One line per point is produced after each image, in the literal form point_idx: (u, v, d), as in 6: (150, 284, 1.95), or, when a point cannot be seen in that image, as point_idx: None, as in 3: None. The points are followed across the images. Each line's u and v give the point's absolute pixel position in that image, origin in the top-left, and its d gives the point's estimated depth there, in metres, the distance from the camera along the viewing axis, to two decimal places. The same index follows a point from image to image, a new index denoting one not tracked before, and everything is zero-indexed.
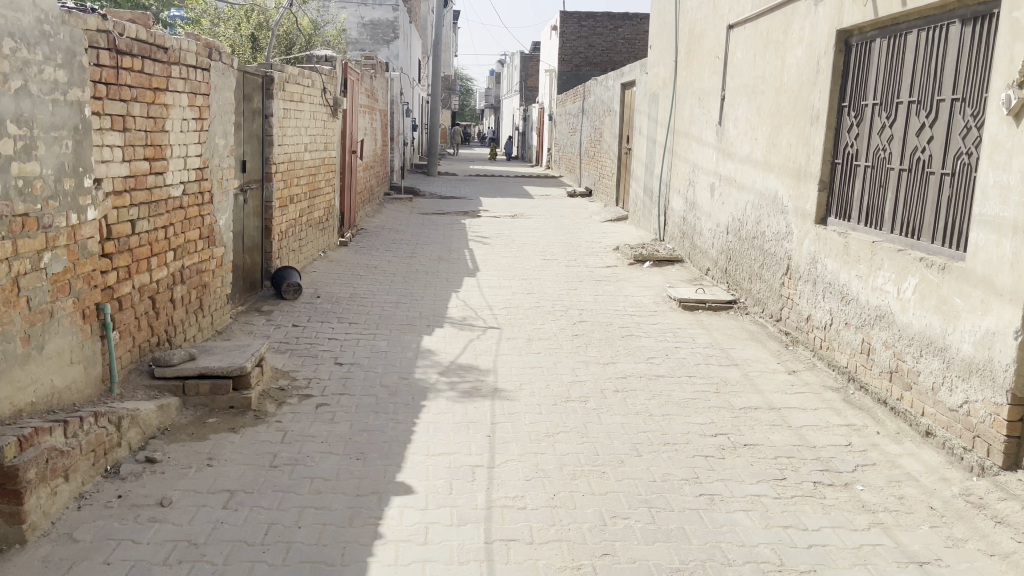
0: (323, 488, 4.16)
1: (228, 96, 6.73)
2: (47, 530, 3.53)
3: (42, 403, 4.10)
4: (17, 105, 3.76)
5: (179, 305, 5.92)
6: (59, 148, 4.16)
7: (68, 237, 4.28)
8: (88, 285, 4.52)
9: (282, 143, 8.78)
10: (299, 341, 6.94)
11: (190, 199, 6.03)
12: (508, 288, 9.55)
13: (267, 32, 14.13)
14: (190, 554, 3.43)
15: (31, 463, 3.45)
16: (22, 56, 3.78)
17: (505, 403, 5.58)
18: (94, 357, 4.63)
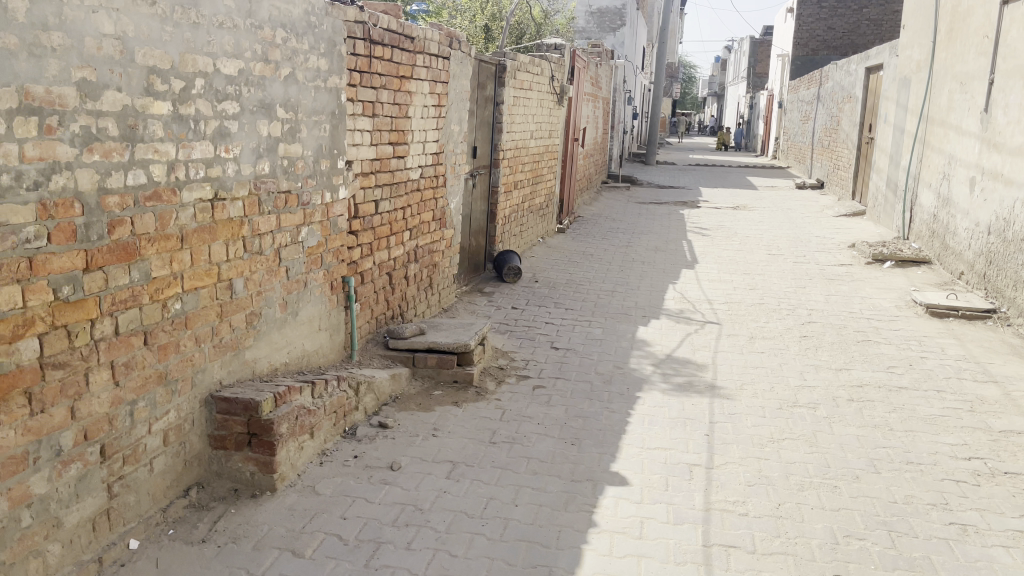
0: (539, 469, 4.21)
1: (464, 84, 6.99)
2: (294, 482, 3.86)
3: (294, 364, 4.49)
4: (285, 91, 4.11)
5: (412, 282, 6.26)
6: (319, 131, 4.50)
7: (322, 213, 4.64)
8: (336, 259, 4.88)
9: (510, 131, 9.01)
10: (518, 323, 7.11)
11: (427, 181, 6.33)
12: (731, 282, 9.16)
13: (500, 23, 14.57)
14: (416, 519, 3.60)
15: (284, 418, 3.76)
16: (292, 45, 4.12)
17: (725, 402, 5.34)
18: (338, 325, 5.00)
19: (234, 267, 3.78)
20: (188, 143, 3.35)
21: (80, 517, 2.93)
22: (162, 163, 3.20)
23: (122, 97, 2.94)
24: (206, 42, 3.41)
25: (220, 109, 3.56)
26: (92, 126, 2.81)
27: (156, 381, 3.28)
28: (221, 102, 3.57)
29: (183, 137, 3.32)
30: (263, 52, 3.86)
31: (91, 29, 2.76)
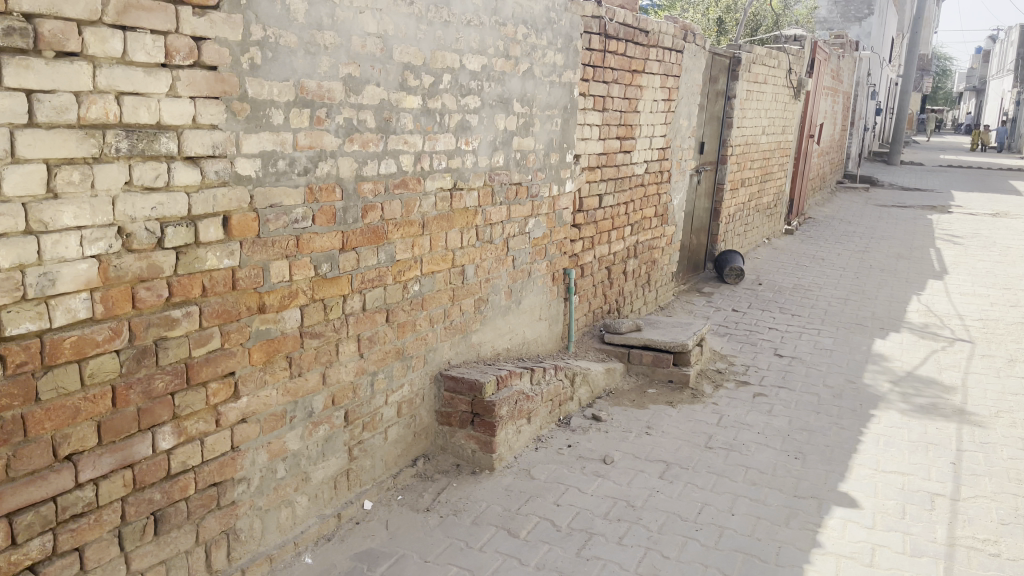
0: (758, 480, 4.02)
1: (696, 78, 6.82)
2: (510, 464, 3.98)
3: (515, 351, 4.63)
4: (523, 85, 4.23)
5: (630, 278, 6.23)
6: (551, 125, 4.60)
7: (549, 206, 4.74)
8: (559, 251, 4.96)
9: (741, 126, 8.67)
10: (739, 327, 6.85)
11: (652, 177, 6.26)
12: (987, 297, 8.21)
13: (735, 14, 14.06)
14: (628, 515, 3.58)
15: (505, 402, 3.88)
16: (531, 41, 4.23)
17: (975, 430, 4.80)
18: (557, 316, 5.09)
19: (466, 254, 3.96)
20: (433, 135, 3.55)
21: (324, 475, 3.17)
22: (410, 153, 3.42)
23: (379, 92, 3.17)
24: (455, 40, 3.59)
25: (463, 103, 3.74)
26: (354, 118, 3.05)
27: (393, 356, 3.52)
28: (465, 97, 3.74)
29: (430, 130, 3.53)
30: (504, 48, 4.00)
31: (357, 28, 2.99)
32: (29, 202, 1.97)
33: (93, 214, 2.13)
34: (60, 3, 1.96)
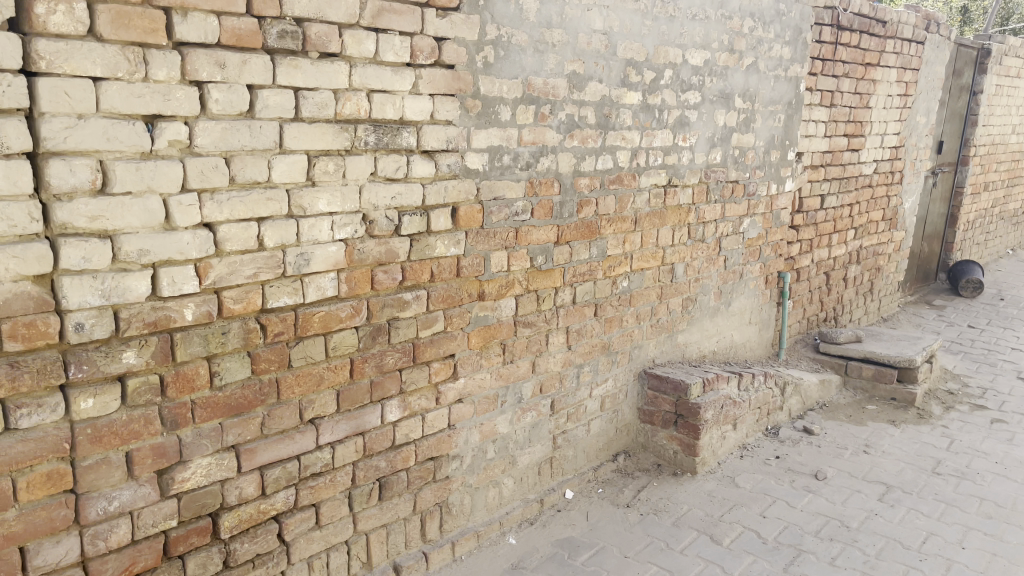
0: (995, 513, 3.64)
1: (938, 71, 6.25)
2: (713, 469, 3.88)
3: (721, 353, 4.51)
4: (746, 80, 4.09)
5: (850, 285, 5.85)
6: (773, 121, 4.42)
7: (766, 206, 4.56)
8: (775, 253, 4.76)
9: (988, 123, 7.84)
10: (975, 345, 6.21)
11: (881, 177, 5.83)
12: None
13: (984, 2, 12.74)
14: (842, 535, 3.37)
15: (711, 405, 3.78)
16: (757, 34, 4.08)
17: None
18: (769, 320, 4.89)
19: (678, 252, 3.91)
20: (651, 131, 3.53)
21: (530, 460, 3.26)
22: (627, 149, 3.43)
23: (602, 88, 3.20)
24: (679, 34, 3.54)
25: (683, 99, 3.68)
26: (576, 114, 3.11)
27: (600, 350, 3.54)
28: (685, 93, 3.69)
29: (648, 126, 3.51)
30: (729, 42, 3.89)
31: (585, 26, 3.04)
32: (291, 189, 2.17)
33: (343, 202, 2.30)
34: (326, 8, 2.14)
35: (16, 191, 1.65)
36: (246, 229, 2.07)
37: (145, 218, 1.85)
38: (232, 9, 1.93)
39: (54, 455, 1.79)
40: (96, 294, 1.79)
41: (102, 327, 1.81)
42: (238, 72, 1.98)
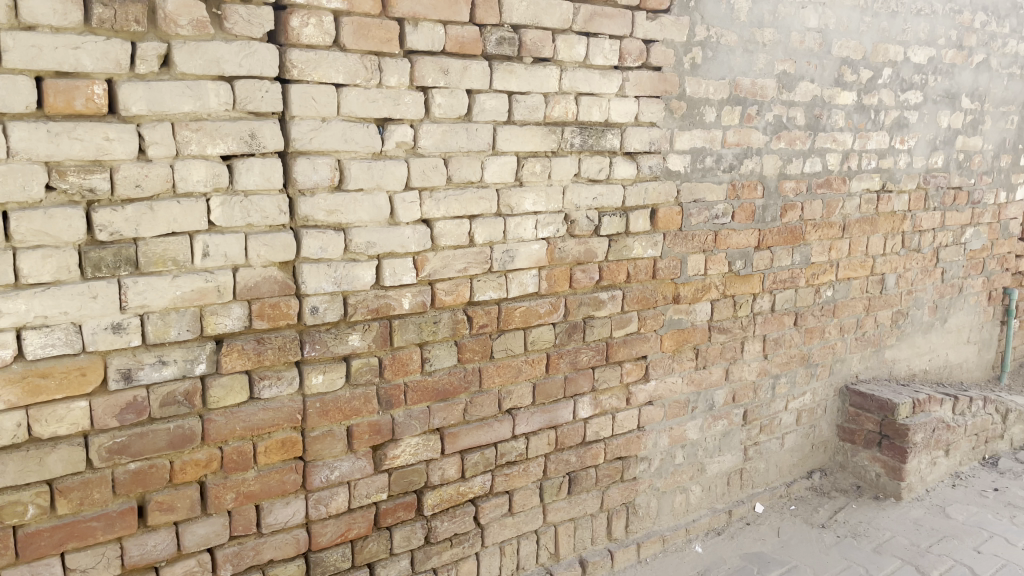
0: None
1: None
2: (920, 496, 3.61)
3: (934, 373, 4.17)
4: (976, 78, 3.77)
5: None
6: (1006, 123, 4.03)
7: (993, 215, 4.17)
8: (1001, 266, 4.34)
9: None
10: None
11: None
12: None
13: None
14: None
15: (921, 428, 3.53)
16: (991, 29, 3.75)
17: None
18: (990, 340, 4.47)
19: (889, 262, 3.67)
20: (865, 134, 3.34)
21: (719, 469, 3.19)
22: (838, 152, 3.26)
23: (813, 88, 3.08)
24: (901, 31, 3.33)
25: (903, 99, 3.46)
26: (784, 116, 3.01)
27: (799, 361, 3.40)
28: (905, 92, 3.45)
29: (862, 127, 3.33)
30: (958, 37, 3.60)
31: (798, 24, 2.94)
32: (501, 188, 2.25)
33: (548, 202, 2.36)
34: (542, 14, 2.22)
35: (270, 185, 1.84)
36: (459, 226, 2.18)
37: (373, 212, 2.01)
38: (457, 19, 2.06)
39: (288, 424, 1.97)
40: (329, 281, 1.97)
41: (332, 311, 1.99)
42: (459, 78, 2.10)
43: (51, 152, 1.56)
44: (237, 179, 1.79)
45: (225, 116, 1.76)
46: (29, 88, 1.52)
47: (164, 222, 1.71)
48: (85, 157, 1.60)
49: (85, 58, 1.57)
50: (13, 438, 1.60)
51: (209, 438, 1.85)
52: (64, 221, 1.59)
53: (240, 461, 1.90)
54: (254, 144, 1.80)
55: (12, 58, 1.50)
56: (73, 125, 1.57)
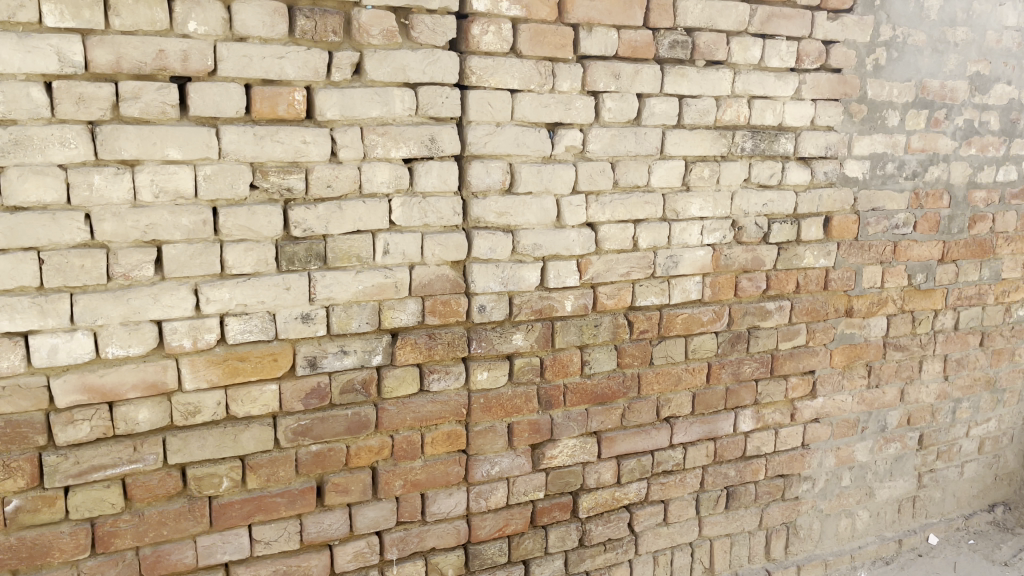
0: None
1: None
2: None
3: None
4: None
5: None
6: None
7: None
8: None
9: None
10: None
11: None
12: None
13: None
14: None
15: None
16: None
17: None
18: None
19: None
20: None
21: (890, 495, 2.99)
22: None
23: (1011, 91, 2.84)
24: None
25: None
26: (976, 120, 2.80)
27: (984, 385, 3.14)
28: None
29: None
30: None
31: (996, 22, 2.73)
32: (668, 193, 2.23)
33: (715, 208, 2.31)
34: (717, 17, 2.19)
35: (445, 187, 1.91)
36: (625, 230, 2.17)
37: (541, 215, 2.04)
38: (631, 23, 2.06)
39: (454, 418, 2.03)
40: (496, 281, 2.02)
41: (499, 310, 2.04)
42: (631, 82, 2.10)
43: (256, 153, 1.69)
44: (416, 182, 1.87)
45: (407, 121, 1.85)
46: (239, 95, 1.66)
47: (350, 221, 1.81)
48: (284, 159, 1.72)
49: (288, 67, 1.70)
50: (214, 415, 1.75)
51: (382, 426, 1.95)
52: (264, 217, 1.72)
53: (408, 450, 1.99)
54: (433, 147, 1.88)
55: (226, 68, 1.64)
56: (275, 129, 1.71)
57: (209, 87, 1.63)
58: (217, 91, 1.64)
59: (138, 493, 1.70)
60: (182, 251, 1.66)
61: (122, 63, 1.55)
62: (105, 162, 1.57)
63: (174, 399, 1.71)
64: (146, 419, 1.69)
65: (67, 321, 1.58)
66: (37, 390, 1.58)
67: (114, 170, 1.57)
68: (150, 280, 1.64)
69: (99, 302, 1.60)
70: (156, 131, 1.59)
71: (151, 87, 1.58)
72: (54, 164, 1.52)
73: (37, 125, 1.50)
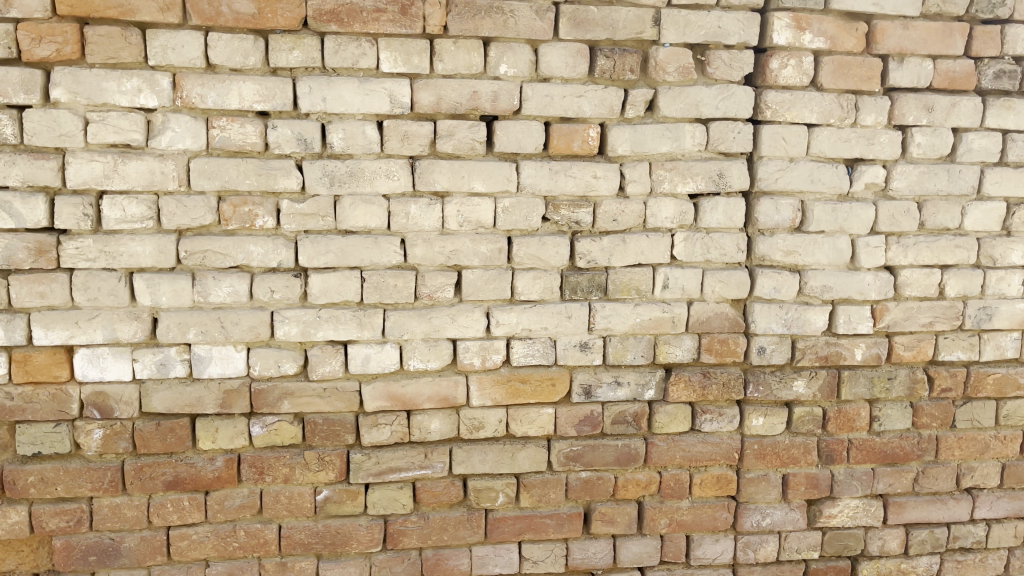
0: None
1: None
2: None
3: None
4: None
5: None
6: None
7: None
8: None
9: None
10: None
11: None
12: None
13: None
14: None
15: None
16: None
17: None
18: None
19: None
20: None
21: None
22: None
23: None
24: None
25: None
26: None
27: None
28: None
29: None
30: None
31: None
32: (983, 238, 2.00)
33: None
34: None
35: (731, 224, 1.87)
36: (929, 276, 1.97)
37: (833, 256, 1.92)
38: (949, 53, 1.90)
39: (725, 461, 1.97)
40: (779, 322, 1.93)
41: (780, 353, 1.95)
42: (945, 115, 1.92)
43: (551, 187, 1.77)
44: (702, 217, 1.86)
45: (697, 157, 1.84)
46: (539, 132, 1.76)
47: (634, 254, 1.83)
48: (575, 193, 1.79)
49: (586, 105, 1.77)
50: (495, 432, 1.85)
51: (651, 461, 1.94)
52: (553, 248, 1.79)
53: (676, 488, 1.96)
54: (721, 183, 1.85)
55: (530, 107, 1.74)
56: (569, 164, 1.78)
57: (513, 125, 1.74)
58: (520, 128, 1.75)
59: (425, 498, 1.84)
60: (478, 276, 1.78)
61: (441, 104, 1.71)
62: (420, 193, 1.73)
63: (462, 413, 1.83)
64: (436, 429, 1.83)
65: (378, 333, 1.76)
66: (351, 393, 1.78)
67: (427, 200, 1.73)
68: (449, 301, 1.78)
69: (405, 319, 1.76)
70: (465, 165, 1.73)
71: (464, 125, 1.72)
72: (380, 194, 1.71)
73: (369, 159, 1.70)
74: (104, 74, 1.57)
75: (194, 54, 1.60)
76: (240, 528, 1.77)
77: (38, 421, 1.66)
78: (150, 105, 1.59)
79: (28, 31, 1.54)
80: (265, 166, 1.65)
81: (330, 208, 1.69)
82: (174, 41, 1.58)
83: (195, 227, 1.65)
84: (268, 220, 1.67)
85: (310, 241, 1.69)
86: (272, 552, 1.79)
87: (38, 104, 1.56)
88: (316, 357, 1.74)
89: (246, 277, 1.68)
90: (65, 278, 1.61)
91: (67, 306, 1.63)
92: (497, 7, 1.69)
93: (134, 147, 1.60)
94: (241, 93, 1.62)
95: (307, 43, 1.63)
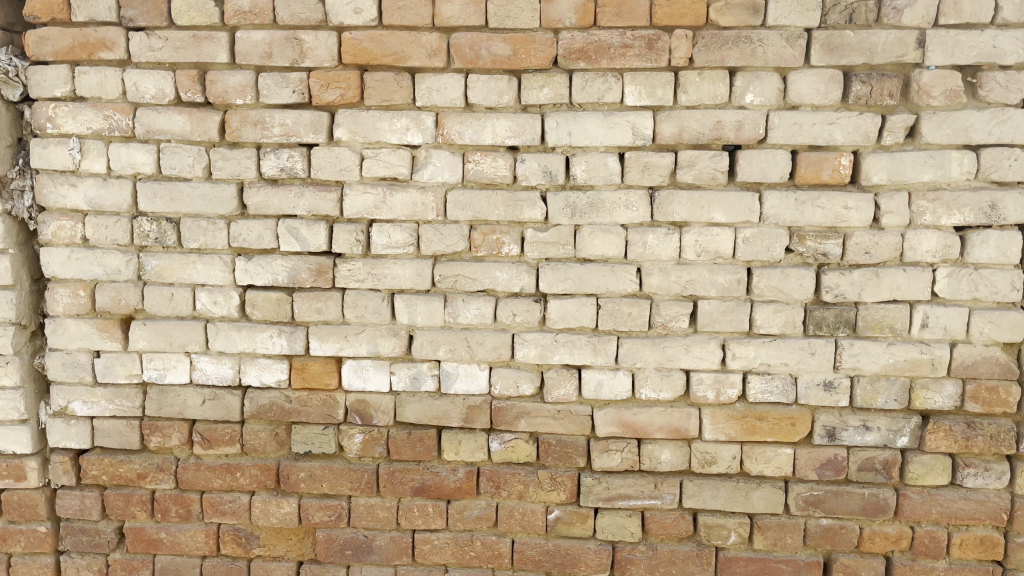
0: None
1: None
2: None
3: None
4: None
5: None
6: None
7: None
8: None
9: None
10: None
11: None
12: None
13: None
14: None
15: None
16: None
17: None
18: None
19: None
20: None
21: None
22: None
23: None
24: None
25: None
26: None
27: None
28: None
29: None
30: None
31: None
32: None
33: None
34: None
35: (1005, 260, 1.70)
36: None
37: None
38: None
39: (991, 522, 1.77)
40: None
41: None
42: None
43: (796, 218, 1.71)
44: (969, 252, 1.70)
45: (965, 186, 1.69)
46: (785, 161, 1.71)
47: (888, 289, 1.72)
48: (823, 224, 1.71)
49: (838, 132, 1.69)
50: (728, 468, 1.81)
51: (902, 514, 1.79)
52: (797, 280, 1.73)
53: (930, 547, 1.79)
54: (994, 215, 1.68)
55: (777, 135, 1.70)
56: (818, 194, 1.71)
57: (758, 154, 1.71)
58: (765, 157, 1.71)
59: (654, 529, 1.84)
60: (715, 307, 1.75)
61: (684, 135, 1.71)
62: (659, 223, 1.75)
63: (694, 446, 1.81)
64: (667, 460, 1.82)
65: (613, 360, 1.78)
66: (584, 417, 1.82)
67: (665, 230, 1.74)
68: (685, 331, 1.77)
69: (640, 347, 1.78)
70: (706, 195, 1.72)
71: (706, 155, 1.71)
72: (619, 224, 1.75)
73: (610, 190, 1.74)
74: (379, 115, 1.75)
75: (455, 95, 1.73)
76: (477, 539, 1.87)
77: (310, 422, 1.87)
78: (416, 142, 1.75)
79: (319, 79, 1.74)
80: (513, 198, 1.75)
81: (571, 237, 1.75)
82: (438, 83, 1.73)
83: (449, 253, 1.78)
84: (514, 248, 1.77)
85: (551, 268, 1.76)
86: (505, 565, 1.87)
87: (324, 142, 1.76)
88: (552, 380, 1.81)
89: (492, 300, 1.78)
90: (338, 296, 1.80)
91: (339, 321, 1.82)
92: (745, 36, 1.68)
93: (400, 180, 1.76)
94: (494, 129, 1.74)
95: (557, 80, 1.72)
